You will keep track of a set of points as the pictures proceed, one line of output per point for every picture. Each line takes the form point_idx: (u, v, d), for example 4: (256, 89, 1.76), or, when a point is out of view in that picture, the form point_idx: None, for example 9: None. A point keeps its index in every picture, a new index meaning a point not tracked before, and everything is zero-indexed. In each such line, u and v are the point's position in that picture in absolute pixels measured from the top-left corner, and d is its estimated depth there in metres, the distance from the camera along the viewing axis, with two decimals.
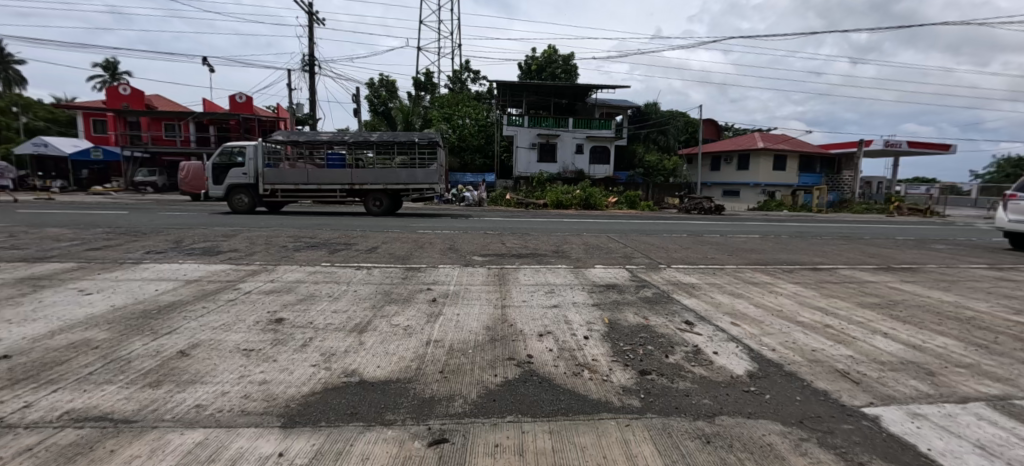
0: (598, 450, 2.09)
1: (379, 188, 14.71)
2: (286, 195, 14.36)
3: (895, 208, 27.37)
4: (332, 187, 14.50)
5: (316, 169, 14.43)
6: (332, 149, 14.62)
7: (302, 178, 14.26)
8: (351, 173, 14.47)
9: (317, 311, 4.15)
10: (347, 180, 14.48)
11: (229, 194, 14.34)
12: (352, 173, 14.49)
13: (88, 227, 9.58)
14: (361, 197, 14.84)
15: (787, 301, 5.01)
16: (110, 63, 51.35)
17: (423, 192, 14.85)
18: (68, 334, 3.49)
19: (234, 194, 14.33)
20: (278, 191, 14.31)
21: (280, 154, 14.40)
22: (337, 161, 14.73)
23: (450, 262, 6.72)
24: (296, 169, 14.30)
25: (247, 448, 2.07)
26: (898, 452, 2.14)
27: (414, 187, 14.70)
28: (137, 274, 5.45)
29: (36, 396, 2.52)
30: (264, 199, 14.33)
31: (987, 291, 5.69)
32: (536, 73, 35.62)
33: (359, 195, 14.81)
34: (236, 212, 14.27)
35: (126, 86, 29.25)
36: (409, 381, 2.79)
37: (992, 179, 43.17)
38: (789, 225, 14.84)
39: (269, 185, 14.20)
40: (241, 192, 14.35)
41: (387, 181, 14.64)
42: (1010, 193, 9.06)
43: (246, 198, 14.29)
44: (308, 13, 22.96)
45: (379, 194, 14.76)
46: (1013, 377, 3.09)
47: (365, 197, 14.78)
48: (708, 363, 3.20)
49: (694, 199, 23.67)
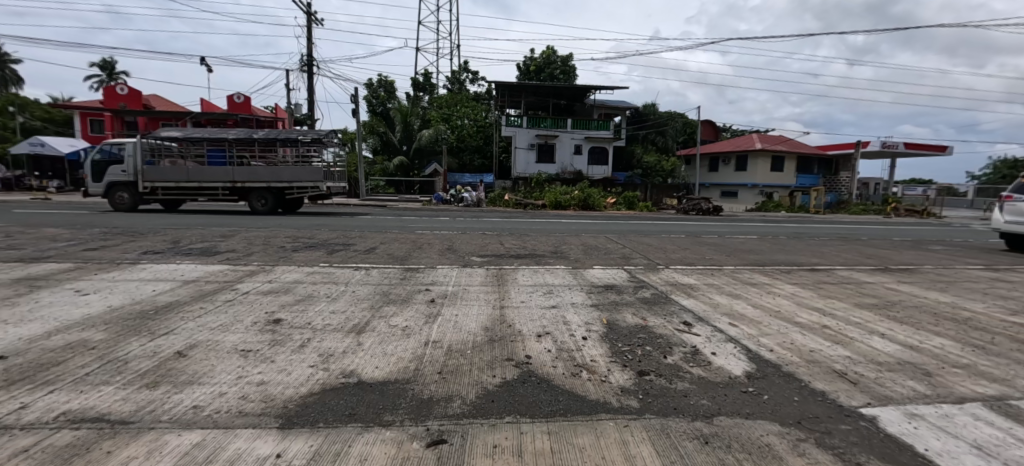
0: (596, 451, 2.09)
1: (262, 185, 14.61)
2: (167, 192, 14.34)
3: (892, 209, 27.51)
4: (213, 184, 14.41)
5: (196, 167, 14.34)
6: (213, 146, 14.48)
7: (181, 175, 14.25)
8: (232, 171, 14.38)
9: (316, 312, 4.15)
10: (228, 177, 14.40)
11: (109, 191, 14.27)
12: (233, 171, 14.39)
13: (85, 227, 9.57)
14: (244, 196, 14.71)
15: (785, 301, 5.03)
16: (107, 63, 51.13)
17: (307, 190, 14.78)
18: (65, 334, 3.49)
19: (115, 192, 14.27)
20: (157, 188, 14.29)
21: (160, 151, 14.31)
22: (220, 159, 14.57)
23: (448, 262, 6.72)
24: (174, 167, 14.22)
25: (245, 449, 2.06)
26: (895, 453, 2.14)
27: (298, 186, 14.60)
28: (134, 275, 5.43)
29: (32, 397, 2.51)
30: (145, 196, 14.31)
31: (983, 292, 5.72)
32: (534, 73, 35.71)
33: (242, 194, 14.68)
34: (116, 210, 14.20)
35: (123, 85, 29.15)
36: (407, 382, 2.78)
37: (988, 180, 43.39)
38: (787, 226, 14.90)
39: (149, 182, 14.18)
40: (121, 190, 14.27)
41: (268, 179, 14.57)
42: (1006, 194, 9.11)
43: (126, 195, 14.23)
44: (308, 13, 23.01)
45: (263, 191, 14.65)
46: (1009, 378, 3.10)
47: (248, 195, 14.67)
48: (707, 363, 3.21)
49: (693, 200, 23.73)
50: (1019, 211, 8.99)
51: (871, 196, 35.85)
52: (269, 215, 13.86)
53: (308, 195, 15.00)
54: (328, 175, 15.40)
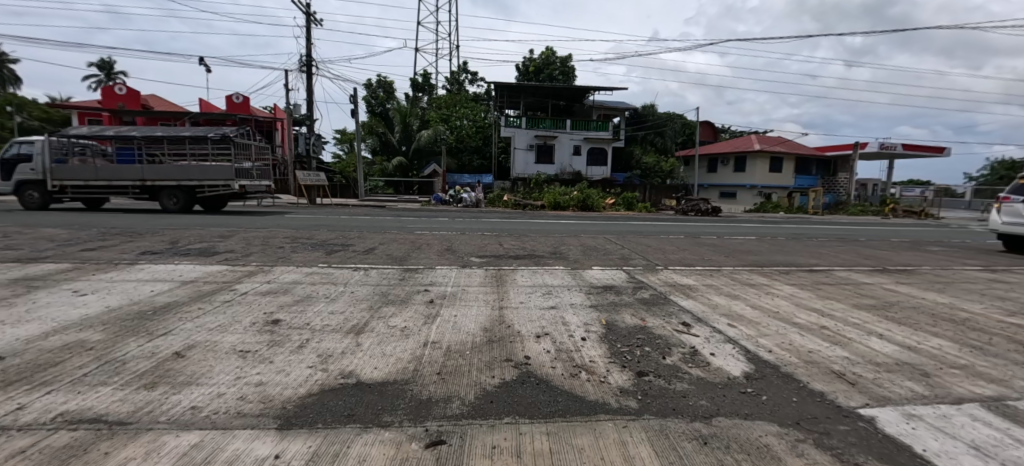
0: (595, 451, 2.09)
1: (173, 183, 14.22)
2: (77, 191, 14.02)
3: (890, 210, 27.62)
4: (122, 182, 14.03)
5: (105, 165, 13.99)
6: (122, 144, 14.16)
7: (90, 173, 13.93)
8: (141, 169, 13.92)
9: (314, 313, 4.14)
10: (138, 176, 13.98)
11: (19, 190, 13.94)
12: (142, 170, 13.97)
13: (83, 227, 9.56)
14: (155, 194, 14.29)
15: (784, 302, 5.03)
16: (105, 63, 50.99)
17: (219, 188, 14.30)
18: (63, 335, 3.48)
19: (24, 191, 13.90)
20: (66, 187, 13.98)
21: (69, 149, 14.01)
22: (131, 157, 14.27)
23: (447, 263, 6.71)
24: (82, 165, 13.91)
25: (243, 450, 2.06)
26: (893, 453, 2.15)
27: (209, 184, 14.15)
28: (132, 275, 5.42)
29: (30, 398, 2.50)
30: (55, 195, 13.99)
31: (981, 293, 5.73)
32: (534, 74, 35.76)
33: (153, 192, 14.27)
34: (26, 209, 13.88)
35: (121, 86, 29.09)
36: (406, 382, 2.78)
37: (985, 181, 43.55)
38: (786, 227, 14.93)
39: (58, 180, 13.88)
40: (31, 188, 13.94)
41: (179, 177, 14.14)
42: (1004, 196, 9.15)
43: (36, 194, 13.89)
44: (307, 13, 23.01)
45: (174, 190, 14.26)
46: (1007, 378, 3.12)
47: (160, 193, 14.29)
48: (705, 364, 3.21)
49: (691, 201, 23.78)
50: (1016, 212, 9.02)
51: (869, 197, 35.97)
52: (268, 215, 13.85)
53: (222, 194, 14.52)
54: (242, 172, 14.94)
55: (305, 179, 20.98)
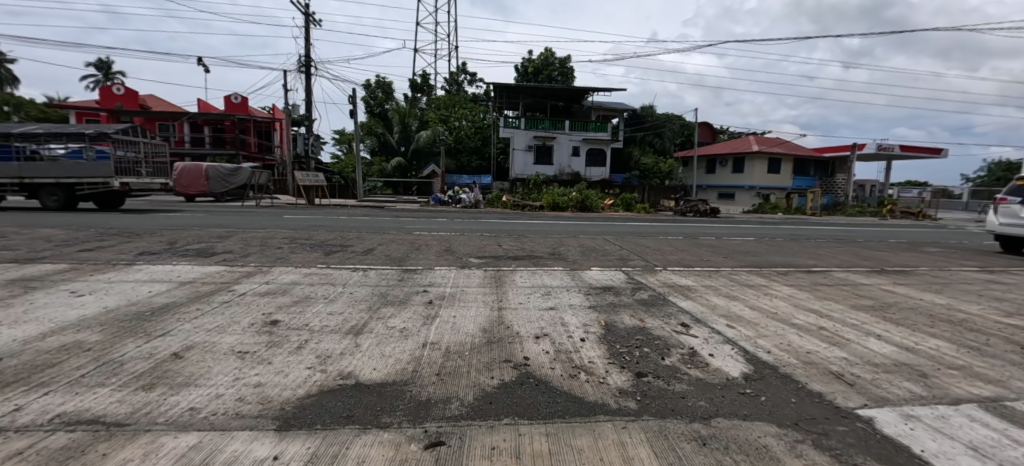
0: (594, 452, 2.09)
1: (53, 181, 14.33)
2: None
3: (888, 211, 27.70)
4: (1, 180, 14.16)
5: None
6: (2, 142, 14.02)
7: None
8: (19, 167, 14.06)
9: (313, 313, 4.13)
10: (16, 174, 14.13)
11: None
12: (20, 167, 14.11)
13: (80, 227, 9.57)
14: (36, 192, 14.43)
15: (783, 303, 5.05)
16: (103, 63, 50.84)
17: (97, 185, 14.36)
18: (60, 336, 3.46)
19: None
20: None
21: None
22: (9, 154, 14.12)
23: (445, 263, 6.72)
24: None
25: (242, 451, 2.05)
26: (892, 454, 2.15)
27: (86, 182, 14.20)
28: (130, 276, 5.41)
29: (26, 400, 2.49)
30: None
31: (978, 294, 5.76)
32: (533, 75, 35.84)
33: (33, 190, 14.40)
34: None
35: (120, 86, 29.02)
36: (405, 383, 2.78)
37: (982, 183, 43.73)
38: (785, 228, 14.99)
39: None
40: None
41: (57, 175, 14.26)
42: (1001, 197, 9.18)
43: None
44: (306, 14, 23.01)
45: (54, 187, 14.35)
46: (1004, 379, 3.13)
47: (40, 191, 14.38)
48: (704, 365, 3.22)
49: (689, 202, 23.83)
50: (1014, 213, 9.03)
51: (866, 199, 36.08)
52: (266, 215, 13.83)
53: (103, 192, 14.58)
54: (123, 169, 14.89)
55: (303, 180, 20.95)
